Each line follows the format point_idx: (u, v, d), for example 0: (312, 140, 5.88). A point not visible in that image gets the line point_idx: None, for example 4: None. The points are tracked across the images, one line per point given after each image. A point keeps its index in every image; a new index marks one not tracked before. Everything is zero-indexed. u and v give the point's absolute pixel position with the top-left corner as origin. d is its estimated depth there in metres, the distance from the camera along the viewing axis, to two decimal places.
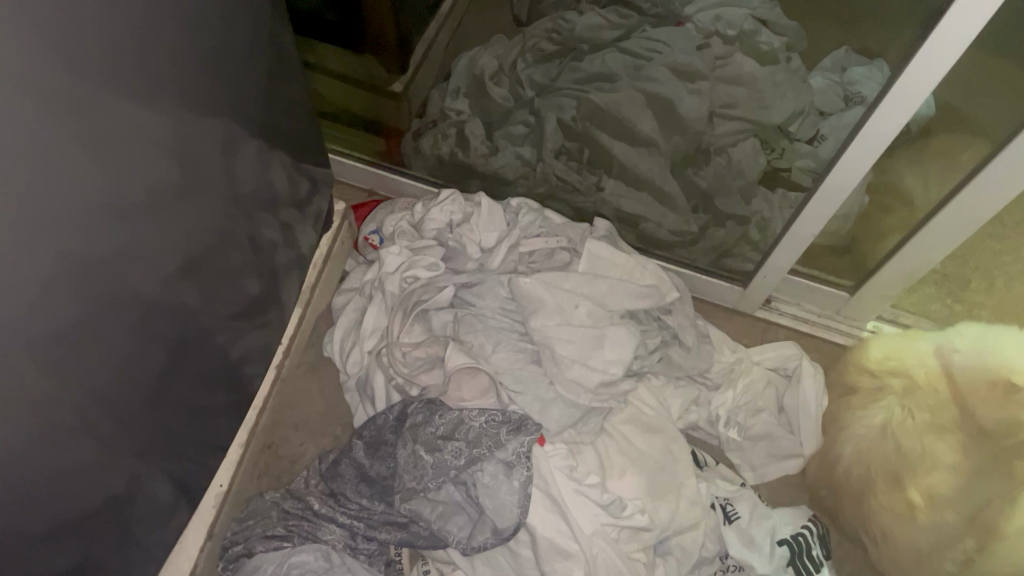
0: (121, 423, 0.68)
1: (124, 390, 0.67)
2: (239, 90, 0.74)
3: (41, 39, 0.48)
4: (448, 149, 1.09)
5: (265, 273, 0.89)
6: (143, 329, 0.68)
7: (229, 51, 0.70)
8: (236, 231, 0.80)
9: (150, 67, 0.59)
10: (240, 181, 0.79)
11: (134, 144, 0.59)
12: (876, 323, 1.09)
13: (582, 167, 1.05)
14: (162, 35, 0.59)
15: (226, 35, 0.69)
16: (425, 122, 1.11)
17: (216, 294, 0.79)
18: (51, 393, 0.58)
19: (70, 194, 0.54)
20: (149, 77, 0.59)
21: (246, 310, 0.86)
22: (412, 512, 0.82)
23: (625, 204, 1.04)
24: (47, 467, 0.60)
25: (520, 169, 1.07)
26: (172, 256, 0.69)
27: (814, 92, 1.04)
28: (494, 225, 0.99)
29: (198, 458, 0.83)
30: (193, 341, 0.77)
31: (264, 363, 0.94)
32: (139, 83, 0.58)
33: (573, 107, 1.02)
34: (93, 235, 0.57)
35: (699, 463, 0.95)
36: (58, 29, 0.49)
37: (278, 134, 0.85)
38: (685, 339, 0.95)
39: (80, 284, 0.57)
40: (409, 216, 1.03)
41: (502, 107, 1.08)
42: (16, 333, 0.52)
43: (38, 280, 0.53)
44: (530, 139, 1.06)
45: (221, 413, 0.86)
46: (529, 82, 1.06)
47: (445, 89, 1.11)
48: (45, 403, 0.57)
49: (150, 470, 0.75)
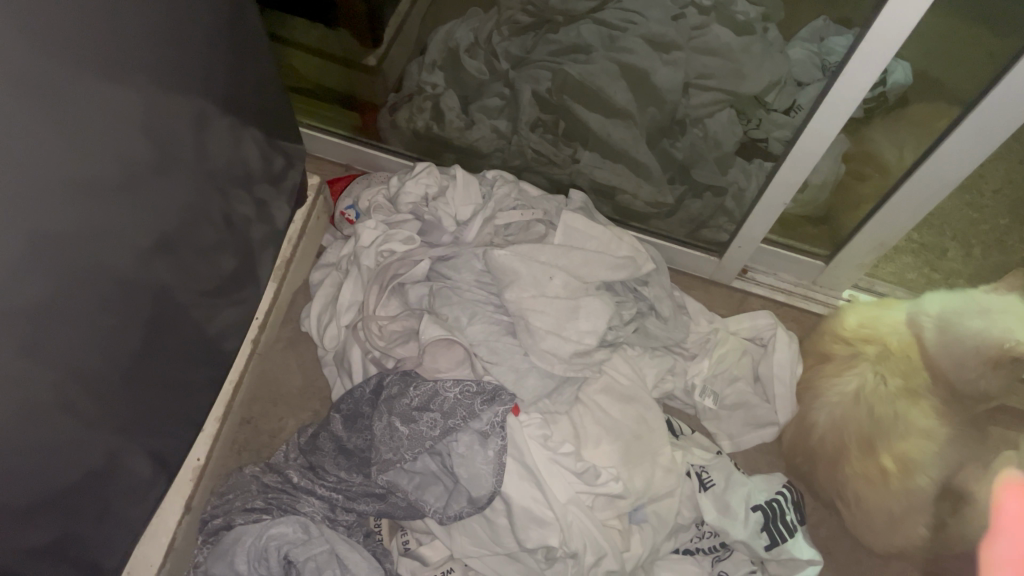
0: (98, 399, 0.68)
1: (102, 365, 0.68)
2: (208, 67, 0.73)
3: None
4: (423, 123, 1.10)
5: (240, 249, 0.89)
6: (118, 308, 0.68)
7: (198, 26, 0.70)
8: (210, 207, 0.80)
9: (118, 42, 0.59)
10: (213, 157, 0.78)
11: (104, 121, 0.59)
12: (853, 292, 1.08)
13: (558, 139, 1.06)
14: (127, 9, 0.59)
15: (194, 9, 0.68)
16: (402, 96, 1.11)
17: (190, 270, 0.79)
18: (29, 369, 0.58)
19: (44, 172, 0.54)
20: (117, 53, 0.59)
21: (222, 287, 0.87)
22: (389, 483, 0.83)
23: (600, 175, 1.07)
24: (29, 443, 0.60)
25: (495, 141, 1.09)
26: (147, 232, 0.69)
27: (793, 63, 0.95)
28: (469, 199, 0.98)
29: (175, 433, 0.84)
30: (170, 316, 0.77)
31: (240, 338, 0.94)
32: (107, 60, 0.58)
33: (548, 79, 1.01)
34: (67, 212, 0.57)
35: (674, 432, 0.96)
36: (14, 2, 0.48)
37: (249, 110, 0.84)
38: (662, 310, 0.96)
39: (55, 261, 0.58)
40: (385, 190, 1.02)
41: (477, 79, 1.07)
42: None
43: (15, 258, 0.53)
44: (506, 112, 1.06)
45: (199, 388, 0.87)
46: (505, 55, 1.04)
47: (421, 62, 1.10)
48: (24, 380, 0.58)
49: (128, 445, 0.75)
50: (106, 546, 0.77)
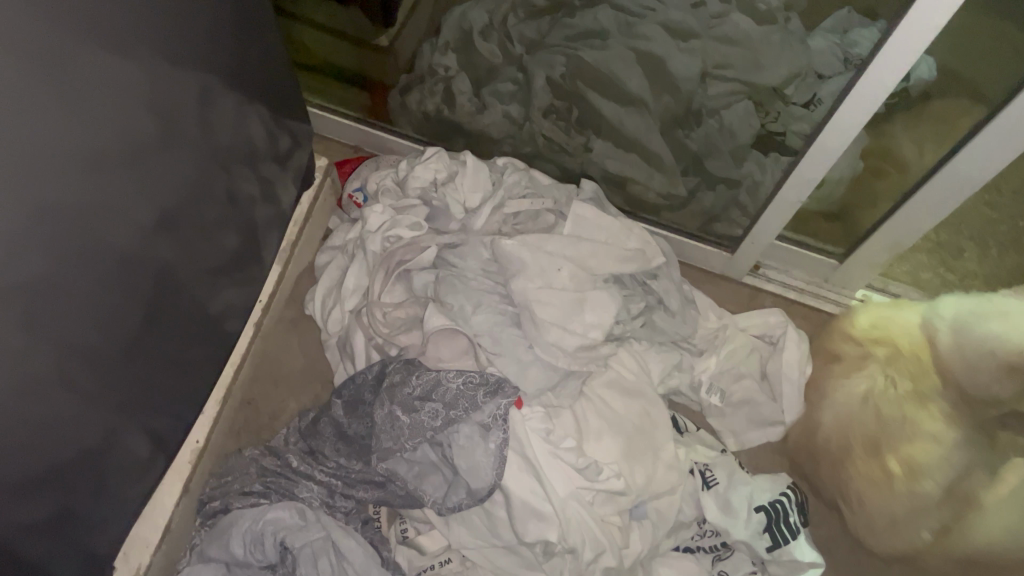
0: (99, 375, 0.68)
1: (104, 341, 0.68)
2: (215, 41, 0.72)
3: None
4: (433, 107, 1.07)
5: (244, 228, 0.88)
6: (121, 285, 0.67)
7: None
8: (213, 185, 0.79)
9: (122, 15, 0.57)
10: (217, 133, 0.77)
11: (109, 95, 0.58)
12: (866, 291, 1.07)
13: (571, 126, 1.03)
14: None
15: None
16: (413, 78, 1.09)
17: (192, 249, 0.78)
18: (28, 345, 0.58)
19: (47, 146, 0.53)
20: (120, 26, 0.57)
21: (224, 266, 0.86)
22: (389, 471, 0.83)
23: (613, 164, 1.04)
24: (28, 420, 0.60)
25: (507, 127, 1.06)
26: (150, 209, 0.68)
27: (811, 53, 0.95)
28: (478, 185, 0.97)
29: (174, 412, 0.83)
30: (171, 295, 0.76)
31: (242, 319, 0.93)
32: (110, 33, 0.56)
33: (562, 65, 0.99)
34: (69, 187, 0.57)
35: (679, 428, 0.94)
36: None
37: (255, 87, 0.83)
38: (669, 304, 0.94)
39: (57, 237, 0.57)
40: (394, 173, 1.01)
41: (490, 62, 1.04)
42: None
43: (17, 233, 0.53)
44: (517, 97, 1.04)
45: (199, 367, 0.86)
46: (518, 38, 1.02)
47: (434, 43, 1.07)
48: (23, 356, 0.57)
49: (127, 423, 0.75)
50: (102, 525, 0.77)
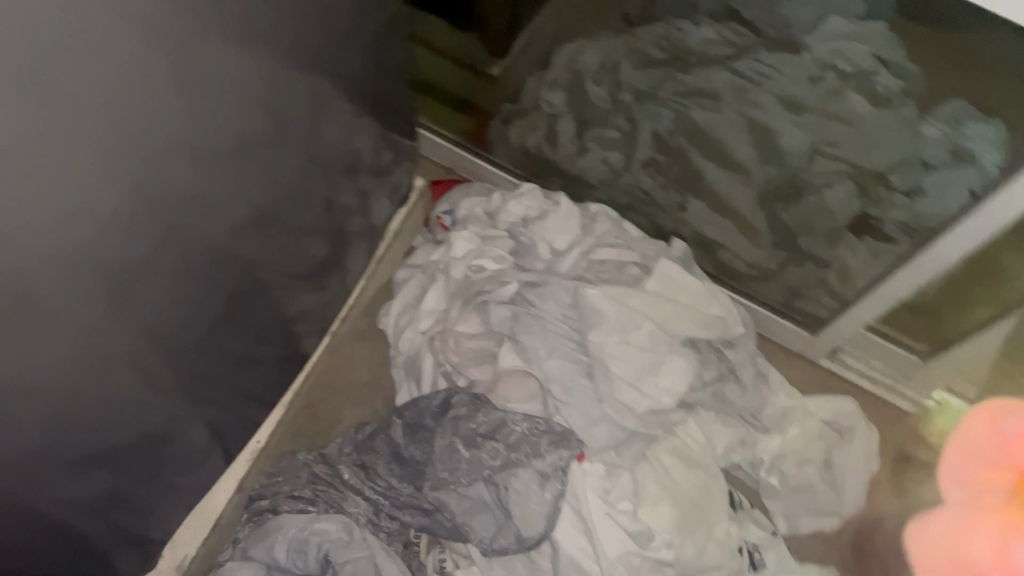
0: (169, 361, 0.68)
1: (181, 330, 0.67)
2: (340, 52, 0.72)
3: (190, 9, 0.44)
4: (534, 142, 1.06)
5: (334, 236, 0.88)
6: (213, 279, 0.68)
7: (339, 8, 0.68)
8: (311, 189, 0.79)
9: (281, 25, 0.55)
10: (324, 140, 0.77)
11: (251, 100, 0.56)
12: (944, 394, 0.99)
13: (669, 183, 1.02)
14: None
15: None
16: (517, 109, 1.07)
17: (282, 251, 0.79)
18: (123, 334, 0.57)
19: (191, 148, 0.51)
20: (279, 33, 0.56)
21: (309, 271, 0.87)
22: (438, 502, 0.81)
23: (707, 229, 1.02)
24: (98, 401, 0.59)
25: (604, 176, 1.04)
26: (246, 204, 0.67)
27: (925, 142, 0.90)
28: (567, 229, 0.96)
29: (237, 407, 0.84)
30: (251, 291, 0.76)
31: (315, 325, 0.94)
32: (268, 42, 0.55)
33: (670, 120, 1.01)
34: (201, 189, 0.55)
35: (734, 505, 0.90)
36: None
37: (369, 100, 0.83)
38: (742, 377, 0.93)
39: (180, 233, 0.56)
40: (485, 202, 1.00)
41: (597, 106, 1.04)
42: (115, 282, 0.51)
43: (148, 232, 0.51)
44: (620, 145, 1.03)
45: (266, 366, 0.87)
46: (629, 87, 1.02)
47: (542, 77, 1.06)
48: (113, 346, 0.56)
49: (191, 413, 0.76)
50: (151, 509, 0.78)
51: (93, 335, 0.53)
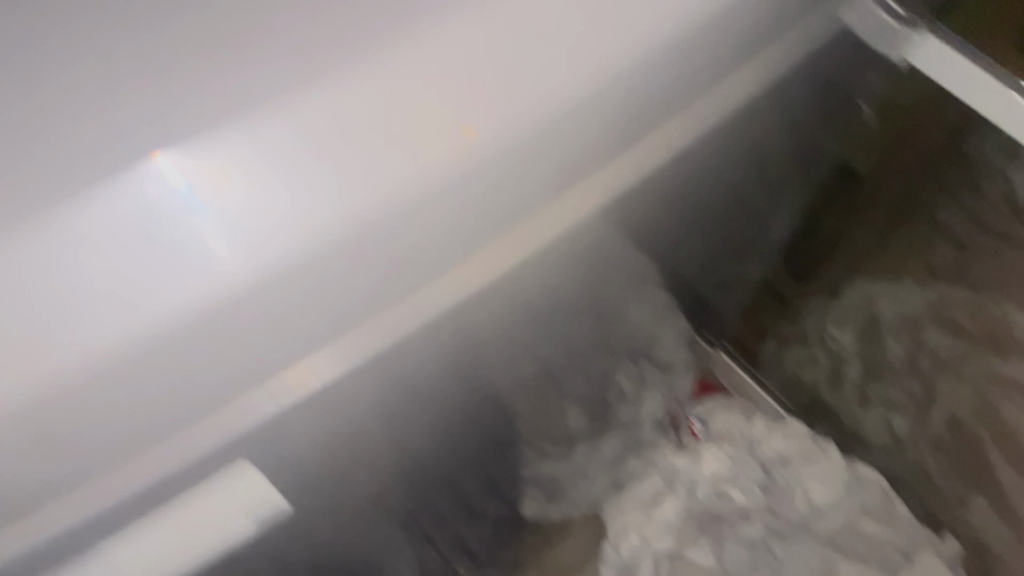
0: (405, 493, 0.64)
1: (428, 463, 0.64)
2: (679, 239, 0.67)
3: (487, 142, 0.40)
4: (814, 378, 1.00)
5: (598, 415, 0.83)
6: (476, 422, 0.65)
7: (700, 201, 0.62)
8: (597, 367, 0.74)
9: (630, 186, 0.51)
10: (628, 322, 0.72)
11: (572, 256, 0.52)
12: None
13: (963, 471, 0.91)
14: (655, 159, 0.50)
15: (700, 195, 0.60)
16: (796, 334, 0.99)
17: (544, 418, 0.75)
18: (370, 459, 0.54)
19: (491, 298, 0.48)
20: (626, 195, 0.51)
21: (562, 442, 0.82)
22: None
23: (992, 536, 0.90)
24: (324, 525, 0.56)
25: (886, 440, 0.96)
26: (534, 363, 0.63)
27: None
28: (829, 483, 0.95)
29: (450, 545, 0.83)
30: (503, 445, 0.74)
31: (545, 489, 0.89)
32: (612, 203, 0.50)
33: (970, 407, 0.89)
34: (491, 329, 0.52)
35: None
36: (525, 168, 0.42)
37: (681, 289, 0.78)
38: None
39: (454, 364, 0.52)
40: (743, 424, 0.99)
41: (891, 360, 0.93)
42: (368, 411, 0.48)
43: (423, 360, 0.48)
44: (910, 410, 0.93)
45: (486, 513, 0.84)
46: (931, 351, 0.90)
47: (830, 306, 0.95)
48: (355, 467, 0.53)
49: (410, 543, 0.75)
50: None
51: (346, 453, 0.50)
